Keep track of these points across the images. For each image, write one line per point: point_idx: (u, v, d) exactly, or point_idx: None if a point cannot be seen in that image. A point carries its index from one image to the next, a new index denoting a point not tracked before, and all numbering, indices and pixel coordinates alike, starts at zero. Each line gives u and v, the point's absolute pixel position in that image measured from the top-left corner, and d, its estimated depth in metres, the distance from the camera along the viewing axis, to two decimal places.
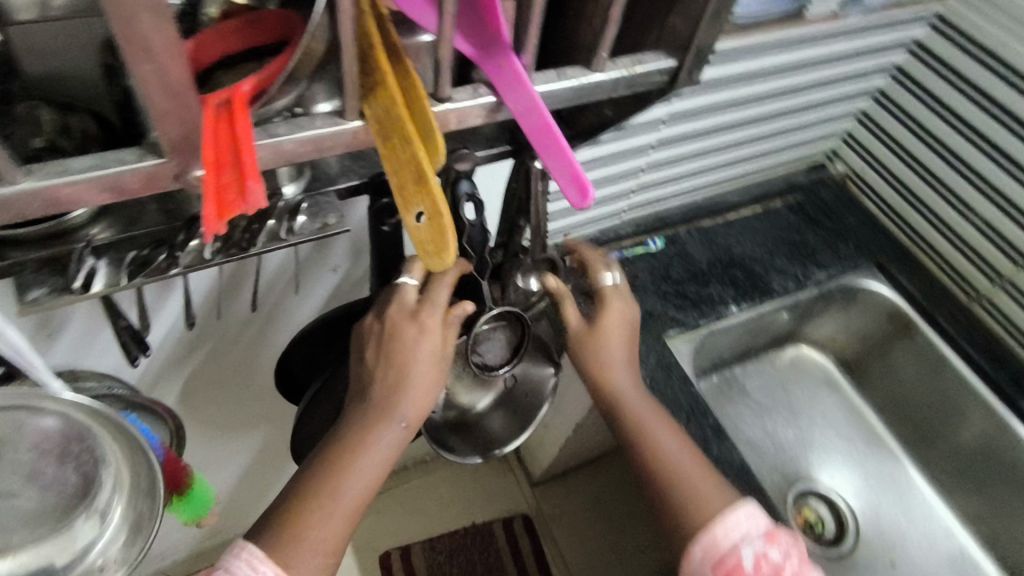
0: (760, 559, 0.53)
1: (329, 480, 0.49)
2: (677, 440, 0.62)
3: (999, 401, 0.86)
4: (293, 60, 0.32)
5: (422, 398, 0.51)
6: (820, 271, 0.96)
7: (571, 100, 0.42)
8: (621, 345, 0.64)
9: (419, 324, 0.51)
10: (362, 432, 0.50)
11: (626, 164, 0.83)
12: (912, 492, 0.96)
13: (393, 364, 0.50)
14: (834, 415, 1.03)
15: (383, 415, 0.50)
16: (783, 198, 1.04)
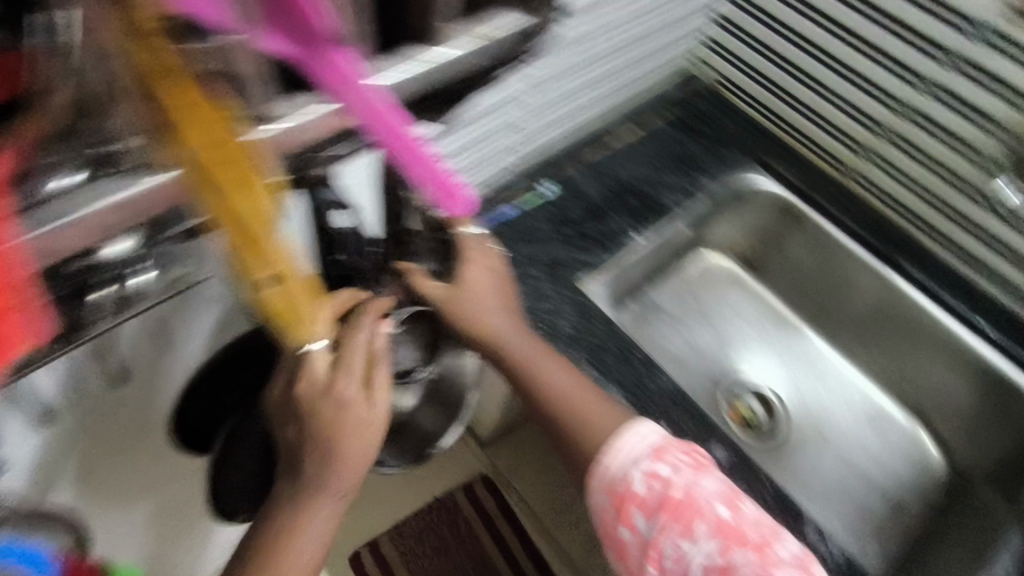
0: (649, 478, 0.56)
1: (278, 557, 0.50)
2: (562, 369, 0.63)
3: (879, 262, 0.94)
4: (95, 131, 0.34)
5: (353, 477, 0.52)
6: (706, 177, 0.98)
7: (422, 88, 0.43)
8: (490, 291, 0.60)
9: (341, 408, 0.50)
10: (301, 505, 0.51)
11: (494, 110, 0.77)
12: (826, 365, 1.03)
13: (321, 438, 0.50)
14: (748, 311, 1.07)
15: (319, 487, 0.51)
16: (661, 115, 1.02)
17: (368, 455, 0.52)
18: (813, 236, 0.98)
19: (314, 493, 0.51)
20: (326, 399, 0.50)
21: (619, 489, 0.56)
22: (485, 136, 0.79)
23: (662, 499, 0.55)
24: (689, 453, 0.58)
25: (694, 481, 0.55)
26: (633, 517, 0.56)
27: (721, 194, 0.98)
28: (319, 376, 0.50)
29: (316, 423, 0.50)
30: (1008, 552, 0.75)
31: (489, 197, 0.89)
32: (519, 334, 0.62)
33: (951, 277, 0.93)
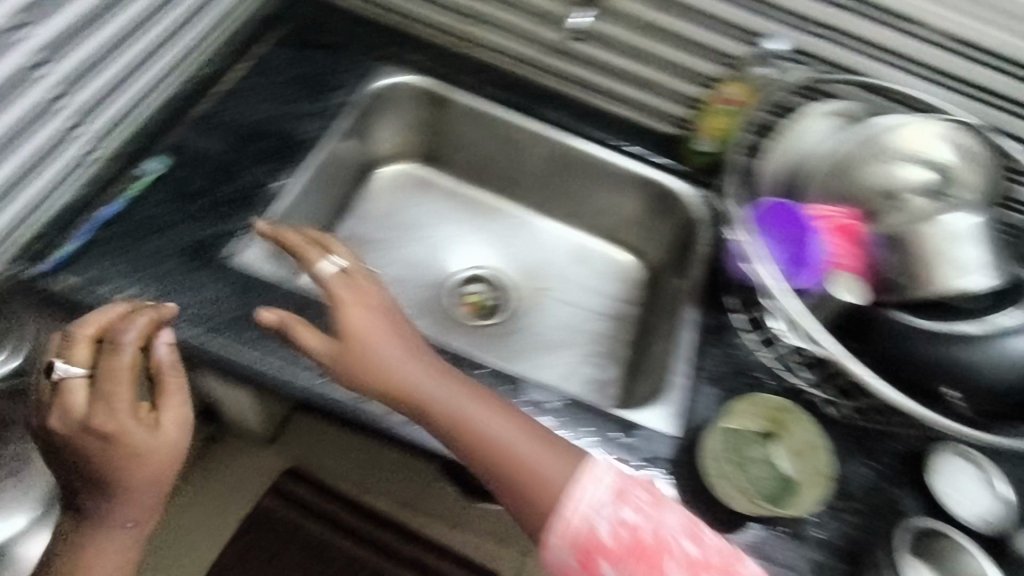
0: (618, 527, 0.51)
1: (87, 552, 0.57)
2: (481, 404, 0.60)
3: (526, 118, 0.96)
4: None
5: (143, 502, 0.58)
6: (337, 94, 0.90)
7: None
8: (388, 343, 0.61)
9: (110, 443, 0.53)
10: (104, 512, 0.57)
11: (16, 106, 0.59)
12: (526, 226, 1.11)
13: (118, 451, 0.54)
14: (443, 208, 1.09)
15: (121, 492, 0.56)
16: (266, 37, 0.91)
17: (162, 474, 0.56)
18: (465, 115, 0.98)
19: (108, 517, 0.57)
20: (87, 433, 0.52)
21: (568, 531, 0.52)
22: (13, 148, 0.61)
23: (632, 547, 0.51)
24: (649, 493, 0.54)
25: (665, 531, 0.52)
26: (603, 568, 0.51)
27: (362, 105, 0.91)
28: (76, 409, 0.53)
29: (98, 461, 0.53)
30: (689, 328, 0.83)
31: (76, 209, 0.73)
32: (434, 384, 0.60)
33: (600, 116, 0.97)
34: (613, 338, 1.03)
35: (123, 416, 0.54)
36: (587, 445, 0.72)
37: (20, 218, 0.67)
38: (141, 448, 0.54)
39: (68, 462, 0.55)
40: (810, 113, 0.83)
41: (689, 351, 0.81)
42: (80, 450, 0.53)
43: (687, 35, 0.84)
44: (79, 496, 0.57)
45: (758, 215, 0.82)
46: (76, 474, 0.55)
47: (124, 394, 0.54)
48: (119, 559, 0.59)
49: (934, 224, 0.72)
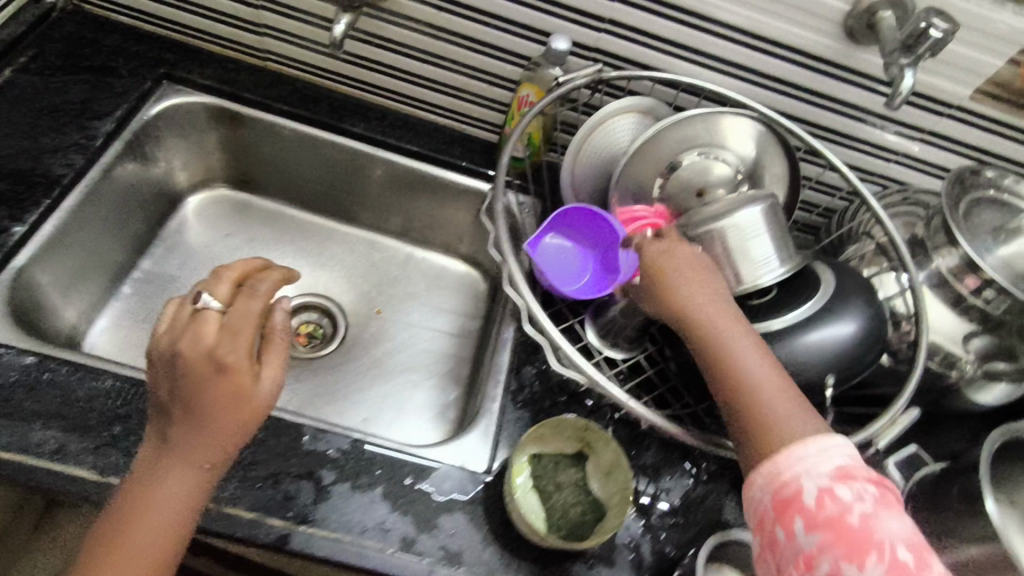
0: (824, 494, 0.47)
1: (144, 499, 0.55)
2: (773, 368, 0.57)
3: (329, 133, 0.90)
4: None
5: (225, 434, 0.57)
6: (104, 121, 0.80)
7: None
8: (722, 309, 0.61)
9: (224, 374, 0.58)
10: (181, 451, 0.56)
11: None
12: (361, 245, 1.03)
13: (223, 391, 0.58)
14: (262, 232, 1.00)
15: (204, 428, 0.57)
16: (13, 62, 0.81)
17: (248, 421, 0.59)
18: (267, 132, 0.91)
19: (186, 453, 0.56)
20: (210, 358, 0.58)
21: (780, 482, 0.50)
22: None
23: (833, 523, 0.46)
24: (879, 488, 0.48)
25: (871, 510, 0.47)
26: (796, 523, 0.47)
27: (132, 133, 0.82)
28: (204, 339, 0.59)
29: (205, 384, 0.57)
30: (507, 349, 0.79)
31: None
32: (733, 327, 0.59)
33: (414, 125, 0.92)
34: (457, 357, 0.97)
35: (241, 354, 0.59)
36: (380, 496, 0.65)
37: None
38: (245, 391, 0.58)
39: (178, 383, 0.57)
40: (611, 110, 0.78)
41: (503, 373, 0.77)
42: (192, 372, 0.57)
43: (474, 36, 0.79)
44: (170, 423, 0.57)
45: (563, 217, 0.77)
46: (176, 402, 0.57)
47: (245, 334, 0.61)
48: (183, 502, 0.56)
49: (723, 223, 0.66)
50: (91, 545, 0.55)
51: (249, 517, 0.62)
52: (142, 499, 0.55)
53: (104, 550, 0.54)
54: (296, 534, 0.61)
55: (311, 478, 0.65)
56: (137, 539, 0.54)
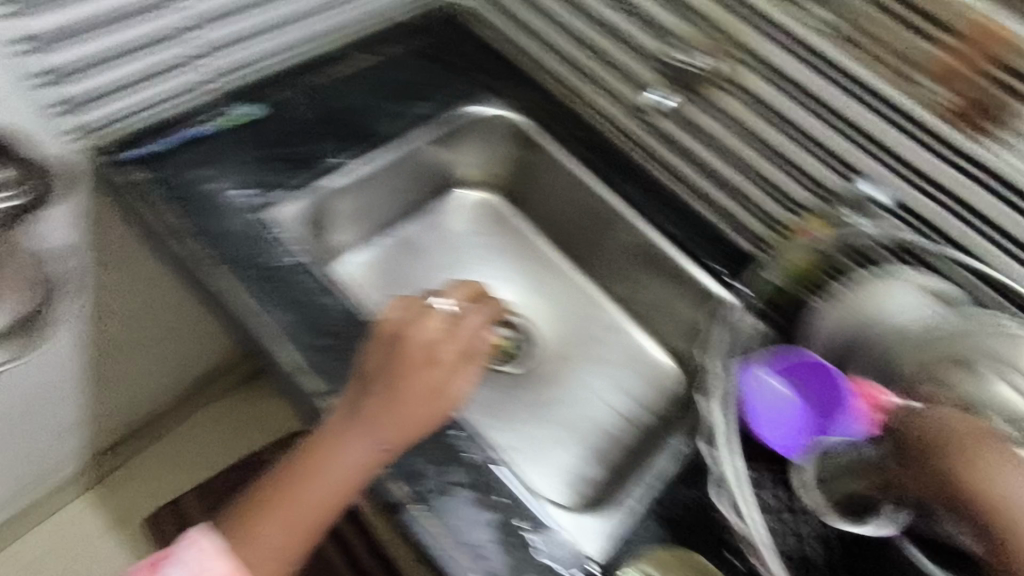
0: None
1: (326, 456, 0.63)
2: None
3: (598, 183, 0.94)
4: None
5: (408, 424, 0.64)
6: (425, 105, 0.96)
7: None
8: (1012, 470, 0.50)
9: (432, 368, 0.67)
10: (366, 426, 0.63)
11: (152, 25, 0.76)
12: (579, 293, 1.05)
13: (426, 385, 0.66)
14: (506, 246, 1.08)
15: (393, 414, 0.64)
16: (399, 44, 0.99)
17: (432, 417, 0.66)
18: (546, 164, 0.99)
19: (370, 430, 0.63)
20: (430, 350, 0.68)
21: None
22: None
23: None
24: None
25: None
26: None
27: (447, 121, 0.96)
28: (430, 333, 0.68)
29: (414, 371, 0.66)
30: (670, 457, 0.74)
31: (168, 118, 0.84)
32: None
33: (682, 209, 0.92)
34: (614, 438, 0.94)
35: (453, 356, 0.69)
36: (488, 521, 0.65)
37: (133, 105, 0.81)
38: (440, 390, 0.67)
39: (391, 363, 0.66)
40: (884, 288, 0.69)
41: (658, 479, 0.71)
42: (409, 356, 0.66)
43: (789, 153, 0.78)
44: (367, 397, 0.65)
45: (796, 364, 0.70)
46: (382, 379, 0.65)
47: (457, 341, 0.70)
48: (354, 472, 0.62)
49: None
50: (278, 476, 0.63)
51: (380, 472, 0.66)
52: (325, 457, 0.63)
53: (285, 485, 0.63)
54: (407, 510, 0.64)
55: (444, 469, 0.68)
56: (314, 489, 0.62)
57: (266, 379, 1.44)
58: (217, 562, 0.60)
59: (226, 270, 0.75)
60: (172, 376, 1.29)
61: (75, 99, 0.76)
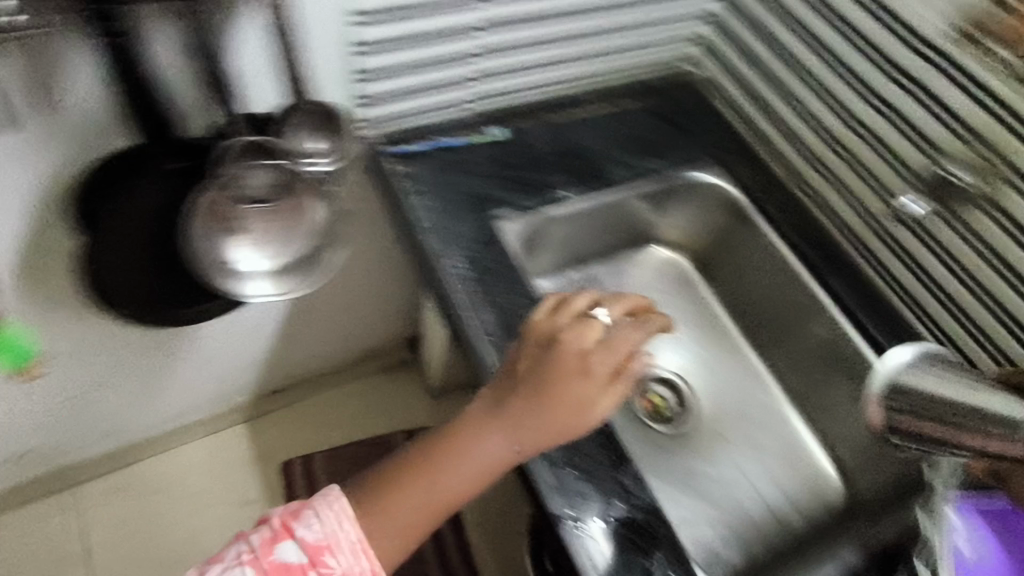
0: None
1: (463, 445, 0.64)
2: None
3: (811, 278, 0.92)
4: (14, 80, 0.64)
5: (548, 433, 0.64)
6: (660, 162, 0.96)
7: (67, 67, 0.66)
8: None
9: (582, 380, 0.65)
10: (506, 425, 0.64)
11: (451, 43, 0.82)
12: (752, 378, 1.02)
13: (573, 397, 0.64)
14: (686, 311, 1.08)
15: (533, 418, 0.64)
16: (637, 100, 1.04)
17: (573, 431, 0.65)
18: (754, 245, 0.98)
19: (509, 429, 0.64)
20: (582, 360, 0.66)
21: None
22: (430, 70, 0.83)
23: None
24: None
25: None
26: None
27: (673, 181, 0.97)
28: (585, 342, 0.67)
29: (564, 380, 0.65)
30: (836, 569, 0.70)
31: (437, 126, 0.90)
32: None
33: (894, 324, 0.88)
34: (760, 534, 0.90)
35: (605, 373, 0.66)
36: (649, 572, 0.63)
37: (412, 111, 0.87)
38: (587, 406, 0.65)
39: (542, 366, 0.65)
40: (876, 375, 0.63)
41: None
42: (561, 363, 0.65)
43: None
44: (511, 397, 0.65)
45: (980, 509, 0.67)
46: (530, 381, 0.65)
47: (614, 354, 0.67)
48: (488, 467, 0.64)
49: None
50: (411, 452, 0.65)
51: (552, 489, 0.66)
52: (465, 446, 0.64)
53: (418, 464, 0.64)
54: (566, 525, 0.64)
55: (613, 504, 0.66)
56: (446, 476, 0.63)
57: (409, 368, 1.55)
58: (352, 526, 0.61)
59: (449, 265, 0.81)
60: (347, 345, 1.42)
61: (370, 96, 0.82)
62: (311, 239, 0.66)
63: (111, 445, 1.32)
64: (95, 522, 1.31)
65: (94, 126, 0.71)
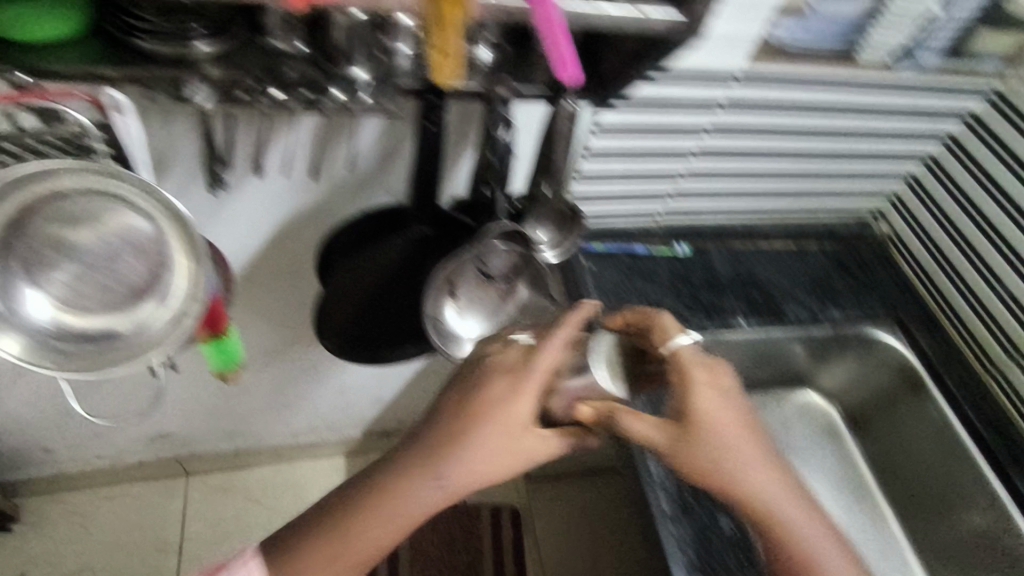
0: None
1: (389, 487, 0.55)
2: (823, 531, 0.57)
3: (990, 470, 0.85)
4: (317, 144, 0.71)
5: (476, 473, 0.54)
6: (837, 311, 0.96)
7: (353, 141, 0.71)
8: (725, 430, 0.56)
9: (503, 405, 0.55)
10: (425, 460, 0.55)
11: (664, 165, 0.87)
12: (895, 552, 0.94)
13: (493, 422, 0.55)
14: (831, 466, 1.02)
15: (451, 450, 0.55)
16: (818, 242, 1.05)
17: (510, 467, 0.55)
18: (925, 420, 0.94)
19: (426, 467, 0.55)
20: (507, 386, 0.56)
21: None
22: (636, 180, 0.88)
23: None
24: None
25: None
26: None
27: (849, 331, 0.95)
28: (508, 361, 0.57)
29: (483, 407, 0.55)
30: None
31: (629, 232, 0.95)
32: None
33: None
34: None
35: (534, 394, 0.56)
36: None
37: (609, 214, 0.92)
38: (514, 434, 0.55)
39: (456, 395, 0.57)
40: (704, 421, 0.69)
41: None
42: (480, 389, 0.56)
43: None
44: (426, 430, 0.57)
45: None
46: (449, 415, 0.56)
47: (539, 377, 0.56)
48: (413, 512, 0.55)
49: None
50: (337, 497, 0.57)
51: None
52: (388, 507, 0.55)
53: (343, 509, 0.56)
54: None
55: None
56: (368, 524, 0.55)
57: None
58: None
59: None
60: None
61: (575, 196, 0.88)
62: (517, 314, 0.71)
63: (231, 448, 1.36)
64: (194, 516, 1.37)
65: (362, 179, 0.75)
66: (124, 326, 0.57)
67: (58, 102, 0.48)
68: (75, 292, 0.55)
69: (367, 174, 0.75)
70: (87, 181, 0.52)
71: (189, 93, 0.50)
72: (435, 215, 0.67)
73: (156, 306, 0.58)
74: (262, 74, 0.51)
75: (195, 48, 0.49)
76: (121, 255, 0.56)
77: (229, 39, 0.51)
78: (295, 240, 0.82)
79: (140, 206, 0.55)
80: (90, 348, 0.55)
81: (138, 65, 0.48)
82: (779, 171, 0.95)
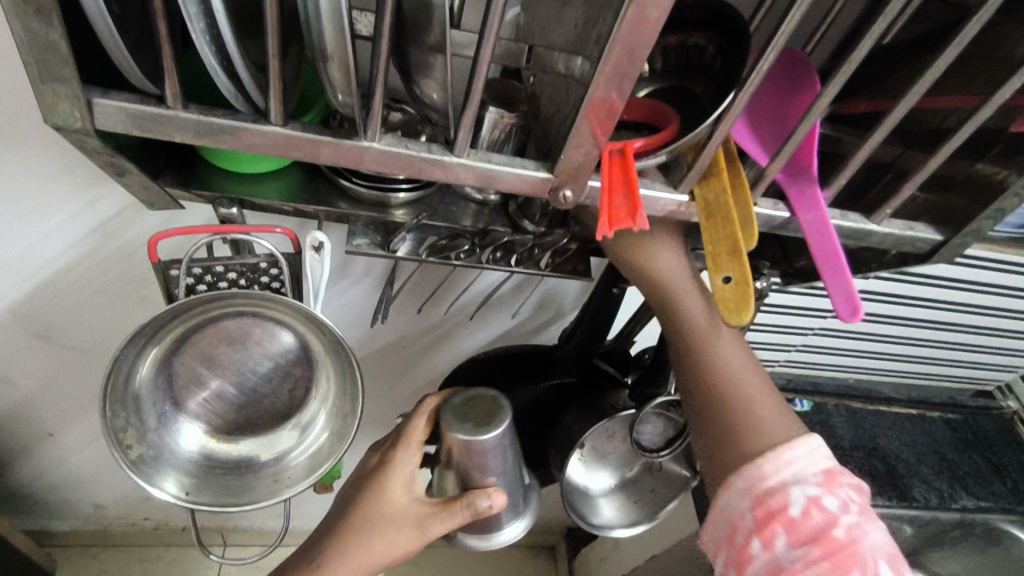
0: (812, 506, 0.41)
1: None
2: (769, 388, 0.46)
3: None
4: (460, 277, 0.67)
5: (354, 563, 0.51)
6: (968, 498, 0.85)
7: (497, 278, 0.67)
8: (674, 253, 0.46)
9: (378, 483, 0.52)
10: (318, 553, 0.52)
11: (801, 322, 0.84)
12: None
13: (372, 502, 0.52)
14: None
15: (341, 539, 0.51)
16: (942, 411, 0.98)
17: (392, 554, 0.51)
18: None
19: (313, 559, 0.52)
20: (378, 463, 0.54)
21: (761, 489, 0.42)
22: (768, 324, 0.84)
23: None
24: None
25: (857, 522, 0.41)
26: (777, 536, 0.41)
27: (978, 518, 0.84)
28: (386, 447, 0.55)
29: (367, 490, 0.52)
30: None
31: None
32: None
33: None
34: None
35: (402, 470, 0.52)
36: None
37: None
38: (387, 515, 0.51)
39: (352, 483, 0.55)
40: (668, 509, 0.67)
41: None
42: (368, 472, 0.54)
43: None
44: (327, 527, 0.54)
45: None
46: (343, 502, 0.54)
47: (405, 459, 0.53)
48: None
49: None
50: None
51: None
52: None
53: None
54: None
55: None
56: None
57: (557, 556, 1.46)
58: None
59: None
60: None
61: None
62: (633, 467, 0.68)
63: (276, 526, 1.30)
64: None
65: (490, 300, 0.71)
66: (269, 454, 0.54)
67: (251, 234, 0.45)
68: (231, 418, 0.53)
69: (499, 300, 0.72)
70: (268, 313, 0.49)
71: (400, 249, 0.47)
72: (583, 367, 0.62)
73: (296, 434, 0.55)
74: (459, 231, 0.48)
75: (394, 196, 0.47)
76: (260, 367, 0.52)
77: (428, 188, 0.48)
78: (408, 349, 0.78)
79: (288, 329, 0.51)
80: (228, 479, 0.52)
81: (338, 206, 0.46)
82: (913, 336, 0.90)
